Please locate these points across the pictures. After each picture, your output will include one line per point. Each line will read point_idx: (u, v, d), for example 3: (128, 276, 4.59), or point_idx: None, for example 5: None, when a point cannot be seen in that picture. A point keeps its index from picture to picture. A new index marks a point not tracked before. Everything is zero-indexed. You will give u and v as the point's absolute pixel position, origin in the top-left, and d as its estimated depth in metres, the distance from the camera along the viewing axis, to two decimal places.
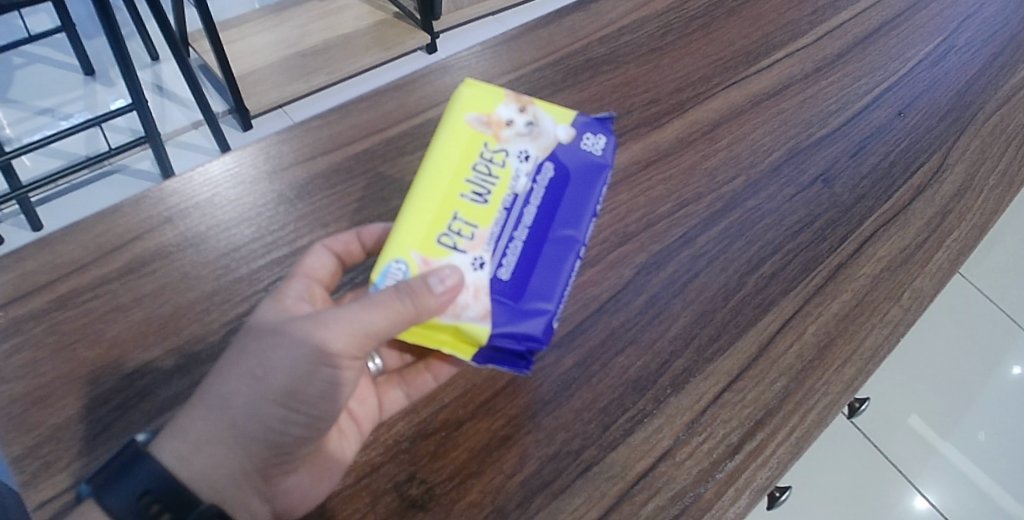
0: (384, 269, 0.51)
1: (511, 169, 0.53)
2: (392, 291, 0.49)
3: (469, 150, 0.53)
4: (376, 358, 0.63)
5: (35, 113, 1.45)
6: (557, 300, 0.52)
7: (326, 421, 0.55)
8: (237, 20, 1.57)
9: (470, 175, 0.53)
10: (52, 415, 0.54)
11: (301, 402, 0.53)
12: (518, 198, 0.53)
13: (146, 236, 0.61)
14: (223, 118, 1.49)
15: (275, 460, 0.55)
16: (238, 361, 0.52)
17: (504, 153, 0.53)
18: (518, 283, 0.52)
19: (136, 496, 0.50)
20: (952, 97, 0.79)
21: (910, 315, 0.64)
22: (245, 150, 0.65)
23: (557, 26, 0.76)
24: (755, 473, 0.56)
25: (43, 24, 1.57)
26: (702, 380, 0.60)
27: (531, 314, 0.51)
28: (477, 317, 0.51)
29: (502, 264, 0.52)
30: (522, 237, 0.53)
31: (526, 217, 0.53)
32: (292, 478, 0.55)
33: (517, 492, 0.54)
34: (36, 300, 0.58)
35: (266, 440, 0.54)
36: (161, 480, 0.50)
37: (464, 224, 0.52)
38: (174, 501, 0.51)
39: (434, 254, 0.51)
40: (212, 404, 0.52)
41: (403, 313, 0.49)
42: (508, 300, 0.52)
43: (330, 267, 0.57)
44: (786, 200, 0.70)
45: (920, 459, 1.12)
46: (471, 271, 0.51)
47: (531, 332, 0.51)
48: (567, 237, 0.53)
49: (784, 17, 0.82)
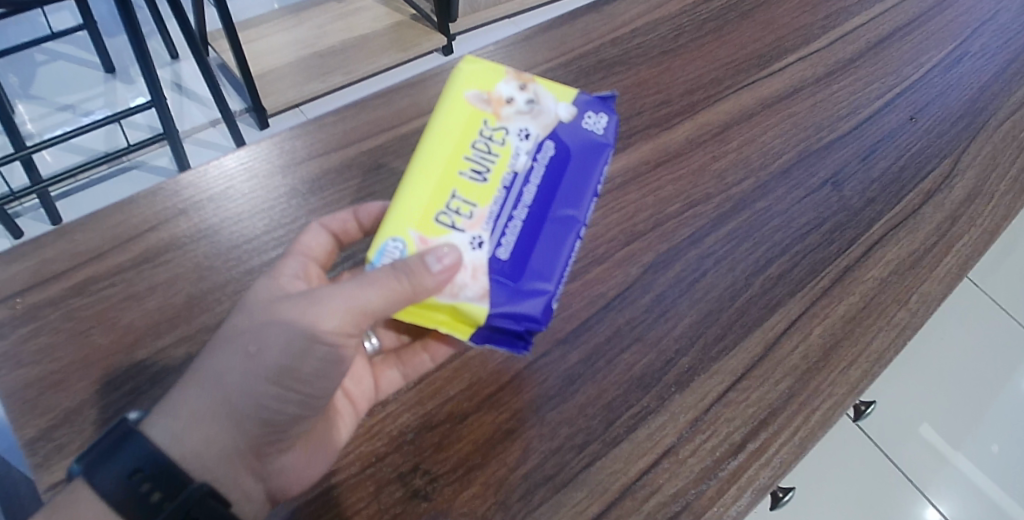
0: (381, 248, 0.52)
1: (511, 147, 0.54)
2: (389, 269, 0.50)
3: (469, 127, 0.54)
4: (373, 337, 0.64)
5: (56, 109, 1.47)
6: (557, 281, 0.53)
7: (322, 400, 0.56)
8: (256, 20, 1.59)
9: (469, 152, 0.53)
10: (65, 399, 0.55)
11: (297, 380, 0.53)
12: (518, 176, 0.54)
13: (161, 227, 0.62)
14: (239, 117, 1.50)
15: (270, 438, 0.55)
16: (232, 341, 0.52)
17: (504, 131, 0.54)
18: (517, 263, 0.53)
19: (127, 473, 0.50)
20: (965, 102, 0.79)
21: (917, 319, 0.64)
22: (260, 143, 0.66)
23: (570, 28, 0.77)
24: (758, 472, 0.56)
25: (66, 22, 1.59)
26: (707, 379, 0.60)
27: (529, 294, 0.52)
28: (475, 297, 0.51)
29: (501, 243, 0.53)
30: (521, 216, 0.53)
31: (526, 196, 0.54)
32: (285, 458, 0.55)
33: (520, 485, 0.55)
34: (53, 287, 0.59)
35: (261, 418, 0.54)
36: (153, 457, 0.50)
37: (462, 202, 0.53)
38: (165, 480, 0.50)
39: (432, 233, 0.52)
40: (205, 381, 0.52)
41: (400, 292, 0.50)
42: (508, 280, 0.52)
43: (326, 246, 0.58)
44: (796, 202, 0.70)
45: (931, 469, 1.11)
46: (470, 250, 0.52)
47: (530, 312, 0.52)
48: (567, 216, 0.54)
49: (797, 21, 0.82)
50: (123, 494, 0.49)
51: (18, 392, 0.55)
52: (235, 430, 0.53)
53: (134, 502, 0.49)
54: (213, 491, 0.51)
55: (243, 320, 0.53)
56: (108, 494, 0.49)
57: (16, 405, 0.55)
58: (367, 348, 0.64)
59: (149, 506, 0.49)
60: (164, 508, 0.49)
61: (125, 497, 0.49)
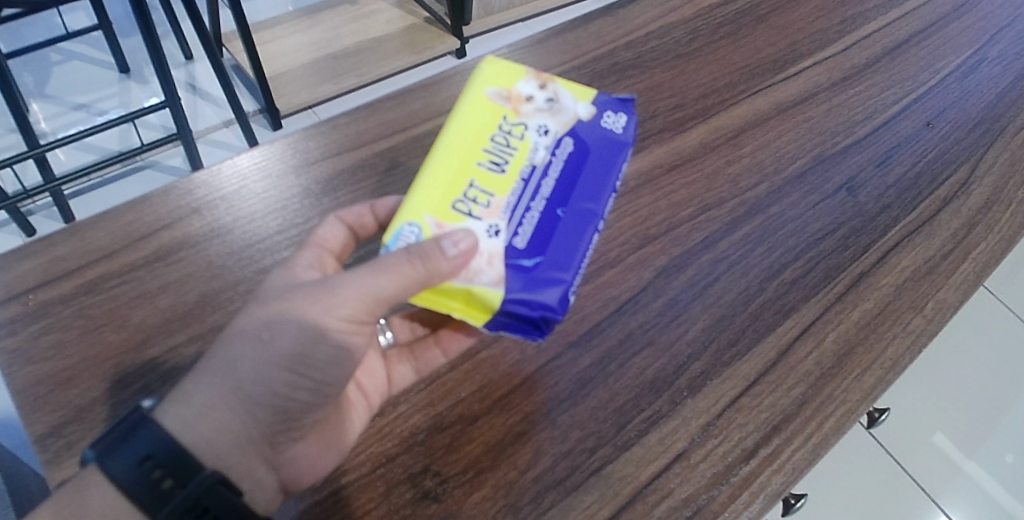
0: (396, 233, 0.52)
1: (530, 141, 0.54)
2: (403, 254, 0.49)
3: (489, 121, 0.54)
4: (388, 332, 0.64)
5: (70, 108, 1.48)
6: (574, 272, 0.52)
7: (333, 387, 0.55)
8: (270, 23, 1.60)
9: (488, 144, 0.54)
10: (76, 397, 0.55)
11: (308, 366, 0.53)
12: (536, 169, 0.54)
13: (175, 225, 0.62)
14: (253, 117, 1.51)
15: (282, 427, 0.55)
16: (242, 330, 0.52)
17: (523, 126, 0.54)
18: (534, 252, 0.52)
19: (138, 460, 0.49)
20: (983, 108, 0.78)
21: (933, 326, 0.64)
22: (274, 143, 0.66)
23: (584, 31, 0.77)
24: (770, 478, 0.56)
25: (81, 22, 1.61)
26: (719, 384, 0.60)
27: (546, 283, 0.51)
28: (490, 282, 0.51)
29: (517, 233, 0.52)
30: (538, 208, 0.53)
31: (544, 188, 0.54)
32: (299, 447, 0.56)
33: (530, 488, 0.55)
34: (67, 283, 0.59)
35: (273, 406, 0.54)
36: (164, 444, 0.50)
37: (480, 191, 0.53)
38: (176, 468, 0.50)
39: (448, 219, 0.52)
40: (217, 368, 0.52)
41: (414, 278, 0.49)
42: (524, 269, 0.51)
43: (341, 238, 0.58)
44: (810, 207, 0.69)
45: (944, 477, 1.10)
46: (486, 238, 0.52)
47: (547, 300, 0.51)
48: (585, 210, 0.54)
49: (812, 25, 0.82)
50: (132, 481, 0.49)
51: (29, 388, 0.55)
52: (245, 418, 0.53)
53: (145, 490, 0.49)
54: (224, 481, 0.50)
55: (253, 310, 0.52)
56: (119, 481, 0.49)
57: (27, 401, 0.55)
58: (381, 342, 0.64)
59: (159, 494, 0.49)
60: (174, 496, 0.49)
61: (135, 484, 0.49)
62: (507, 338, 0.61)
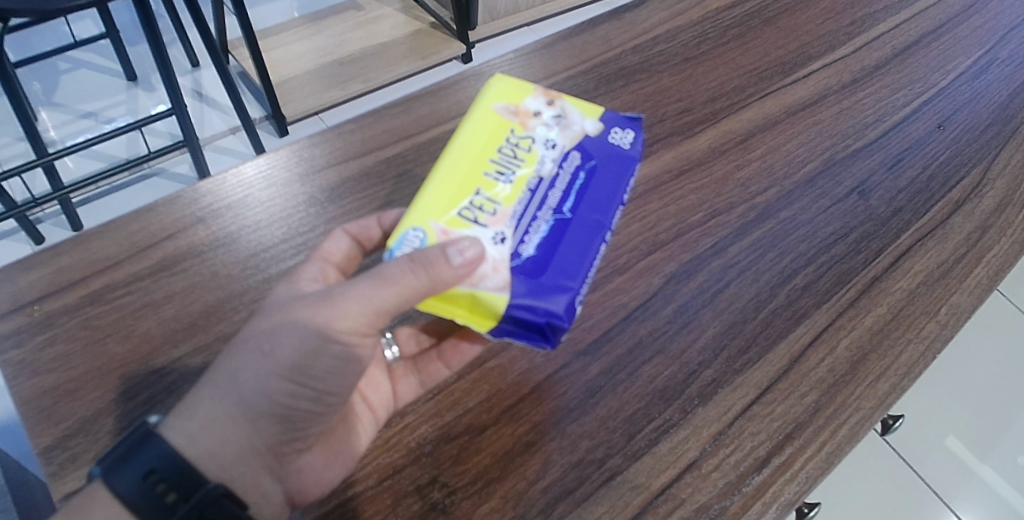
0: (401, 237, 0.51)
1: (538, 154, 0.54)
2: (406, 262, 0.48)
3: (497, 134, 0.55)
4: (393, 346, 0.62)
5: (78, 116, 1.49)
6: (581, 280, 0.51)
7: (335, 397, 0.54)
8: (275, 30, 1.60)
9: (495, 156, 0.54)
10: (81, 408, 0.55)
11: (309, 377, 0.52)
12: (543, 180, 0.54)
13: (179, 235, 0.62)
14: (259, 124, 1.51)
15: (286, 437, 0.54)
16: (245, 340, 0.52)
17: (531, 140, 0.55)
18: (541, 260, 0.51)
19: (141, 475, 0.49)
20: (994, 109, 0.77)
21: (948, 331, 0.63)
22: (279, 152, 0.66)
23: (591, 35, 0.76)
24: (783, 488, 0.55)
25: (89, 31, 1.61)
26: (730, 392, 0.59)
27: (553, 290, 0.50)
28: (496, 288, 0.50)
29: (524, 240, 0.52)
30: (545, 217, 0.53)
31: (551, 199, 0.53)
32: (303, 459, 0.55)
33: (539, 499, 0.54)
34: (69, 295, 0.59)
35: (275, 415, 0.53)
36: (167, 457, 0.49)
37: (486, 200, 0.52)
38: (180, 481, 0.50)
39: (455, 226, 0.51)
40: (220, 381, 0.51)
41: (417, 288, 0.48)
42: (530, 276, 0.50)
43: (346, 251, 0.58)
44: (822, 212, 0.69)
45: (959, 482, 1.08)
46: (492, 245, 0.51)
47: (553, 307, 0.49)
48: (593, 221, 0.53)
49: (821, 27, 0.81)
50: (137, 495, 0.49)
51: (34, 400, 0.55)
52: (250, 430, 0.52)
53: (148, 503, 0.49)
54: (229, 494, 0.50)
55: (257, 322, 0.52)
56: (122, 495, 0.49)
57: (31, 412, 0.55)
58: (386, 356, 0.62)
59: (163, 508, 0.49)
60: (177, 510, 0.49)
61: (140, 498, 0.49)
62: (515, 347, 0.60)
